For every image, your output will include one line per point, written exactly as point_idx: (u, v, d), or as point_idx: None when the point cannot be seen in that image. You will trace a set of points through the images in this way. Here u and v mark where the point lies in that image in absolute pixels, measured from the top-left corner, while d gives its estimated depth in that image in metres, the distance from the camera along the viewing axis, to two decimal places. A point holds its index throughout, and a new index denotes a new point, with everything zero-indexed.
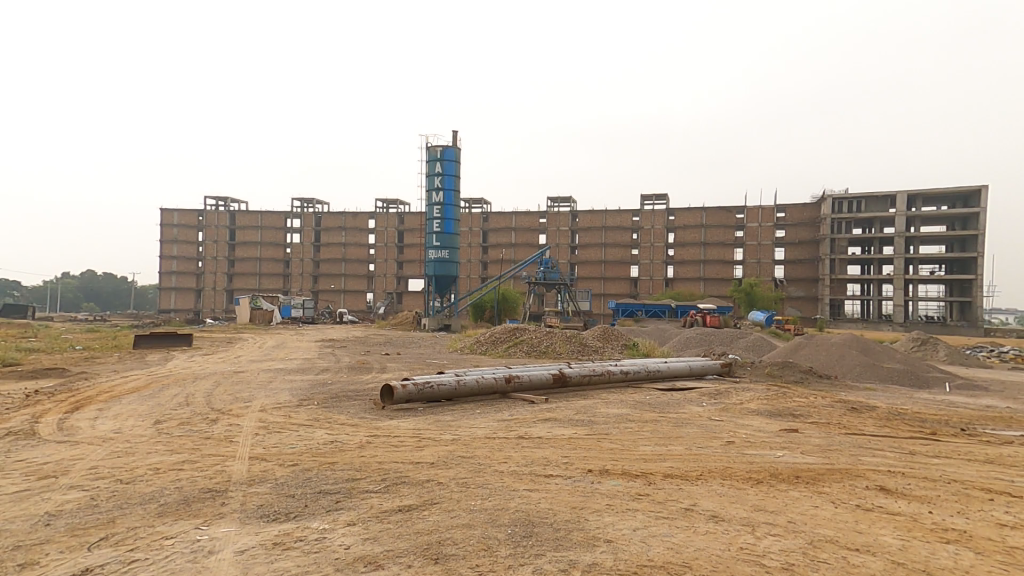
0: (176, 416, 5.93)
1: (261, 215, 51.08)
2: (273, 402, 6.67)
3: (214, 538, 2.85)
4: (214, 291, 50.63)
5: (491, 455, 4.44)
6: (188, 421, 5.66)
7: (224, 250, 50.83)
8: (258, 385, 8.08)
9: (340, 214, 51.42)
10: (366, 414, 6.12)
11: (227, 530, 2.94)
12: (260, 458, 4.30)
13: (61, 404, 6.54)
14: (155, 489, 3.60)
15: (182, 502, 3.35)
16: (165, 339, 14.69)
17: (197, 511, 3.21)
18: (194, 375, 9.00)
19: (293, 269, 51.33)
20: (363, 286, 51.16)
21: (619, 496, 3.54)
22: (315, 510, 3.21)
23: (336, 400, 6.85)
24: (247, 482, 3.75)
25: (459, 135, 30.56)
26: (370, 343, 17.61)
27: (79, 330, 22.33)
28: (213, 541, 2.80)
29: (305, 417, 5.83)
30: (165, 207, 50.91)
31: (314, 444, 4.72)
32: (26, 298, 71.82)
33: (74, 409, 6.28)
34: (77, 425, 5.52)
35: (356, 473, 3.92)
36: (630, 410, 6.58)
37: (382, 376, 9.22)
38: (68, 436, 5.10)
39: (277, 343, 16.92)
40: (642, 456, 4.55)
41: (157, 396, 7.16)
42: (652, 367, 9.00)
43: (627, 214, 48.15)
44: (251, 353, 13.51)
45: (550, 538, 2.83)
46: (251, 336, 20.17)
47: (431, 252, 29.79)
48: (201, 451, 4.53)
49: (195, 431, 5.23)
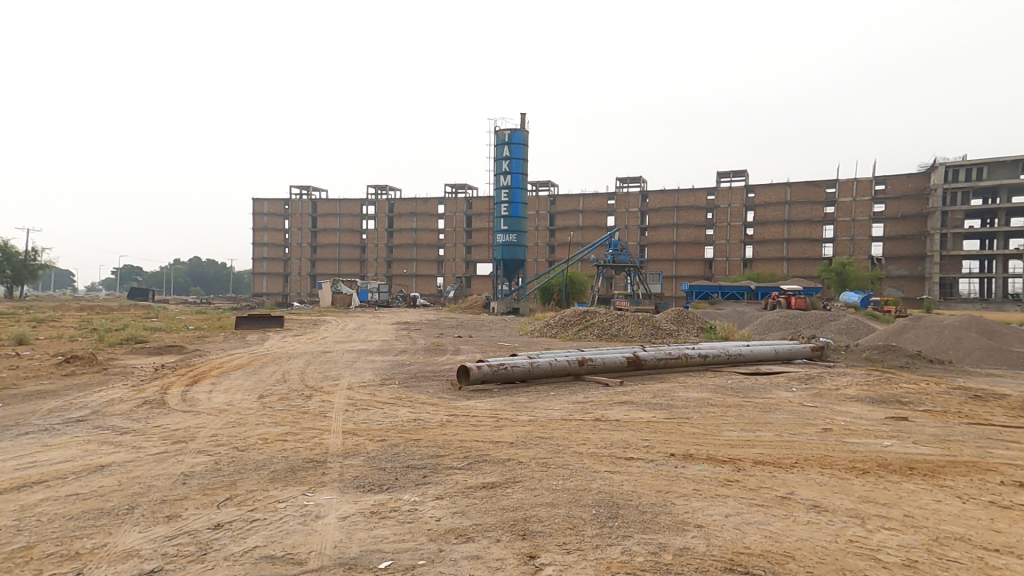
0: (277, 391, 6.42)
1: (340, 202, 53.68)
2: (358, 380, 7.07)
3: (320, 504, 3.07)
4: (299, 276, 53.81)
5: (569, 436, 4.47)
6: (287, 396, 6.11)
7: (307, 237, 53.90)
8: (349, 364, 8.68)
9: (412, 200, 52.97)
10: (444, 394, 6.32)
11: (330, 497, 3.15)
12: (352, 433, 4.57)
13: (182, 377, 7.29)
14: (265, 457, 3.92)
15: (288, 470, 3.63)
16: (261, 321, 15.94)
17: (302, 479, 3.46)
18: (288, 354, 9.69)
19: (369, 255, 53.61)
20: (434, 271, 52.61)
21: (707, 481, 3.45)
22: (405, 483, 3.37)
23: (415, 380, 7.12)
24: (343, 454, 4.00)
25: (526, 117, 30.58)
26: (442, 326, 18.19)
27: (188, 311, 24.62)
28: (319, 507, 3.02)
29: (389, 396, 6.11)
30: (255, 198, 54.49)
31: (399, 422, 4.93)
32: (145, 284, 80.02)
33: (192, 382, 6.98)
34: (196, 396, 6.13)
35: (440, 450, 4.06)
36: (711, 395, 6.39)
37: (457, 357, 9.49)
38: (191, 405, 5.66)
39: (357, 325, 17.90)
40: (731, 442, 4.40)
41: (258, 372, 7.79)
42: (734, 351, 8.66)
43: (701, 193, 46.17)
44: (335, 334, 14.35)
45: (637, 520, 2.82)
46: (333, 319, 21.40)
47: (499, 236, 29.99)
48: (300, 424, 4.88)
49: (293, 406, 5.62)
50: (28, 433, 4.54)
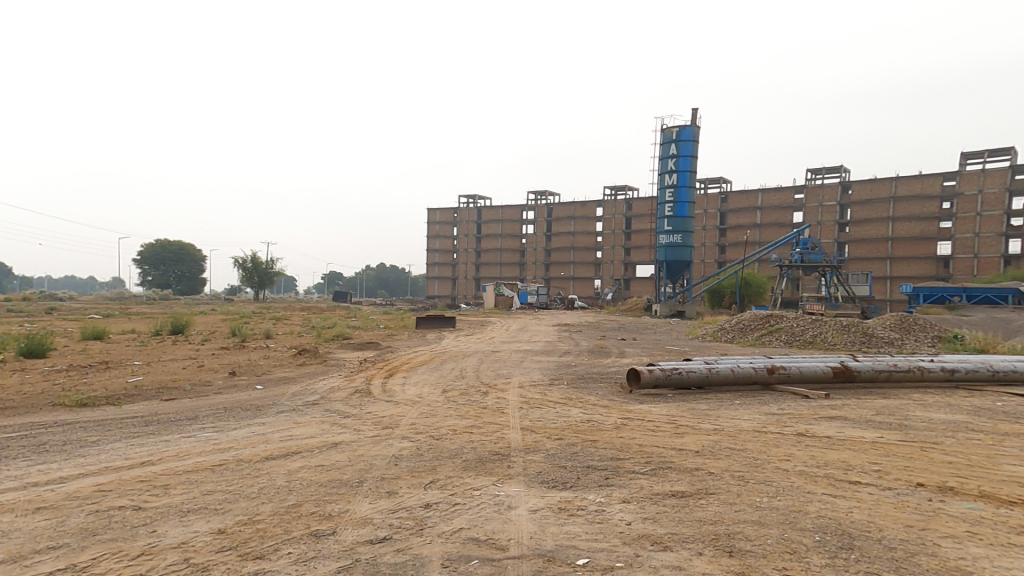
0: (458, 386, 6.85)
1: (502, 209, 56.60)
2: (528, 379, 7.26)
3: (510, 495, 3.12)
4: (465, 279, 57.84)
5: (769, 450, 3.97)
6: (467, 392, 6.46)
7: (472, 243, 57.77)
8: (518, 364, 8.98)
9: (570, 204, 53.76)
10: (615, 397, 6.13)
11: (518, 490, 3.19)
12: (530, 430, 4.62)
13: (379, 370, 8.21)
14: (457, 447, 4.15)
15: (478, 461, 3.78)
16: (437, 321, 17.38)
17: (491, 470, 3.57)
18: (463, 353, 10.35)
19: (528, 259, 55.55)
20: (592, 273, 52.59)
21: (987, 524, 2.75)
22: (588, 483, 3.27)
23: (583, 381, 7.05)
24: (524, 449, 4.05)
25: (698, 113, 29.11)
26: (605, 328, 17.98)
27: (378, 312, 28.03)
28: (510, 498, 3.07)
29: (559, 395, 6.13)
30: (430, 208, 60.06)
31: (573, 422, 4.88)
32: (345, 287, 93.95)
33: (388, 374, 7.82)
34: (393, 388, 6.83)
35: (618, 452, 3.90)
36: (967, 418, 5.19)
37: (623, 360, 9.22)
38: (390, 396, 6.32)
39: (521, 327, 18.58)
40: (1013, 479, 3.48)
41: (440, 368, 8.44)
42: (991, 367, 7.02)
43: (937, 178, 39.31)
44: (501, 334, 15.03)
45: (881, 556, 2.35)
46: (498, 320, 22.56)
47: (662, 237, 28.85)
48: (482, 418, 5.09)
49: (473, 401, 5.92)
50: (284, 410, 6.00)
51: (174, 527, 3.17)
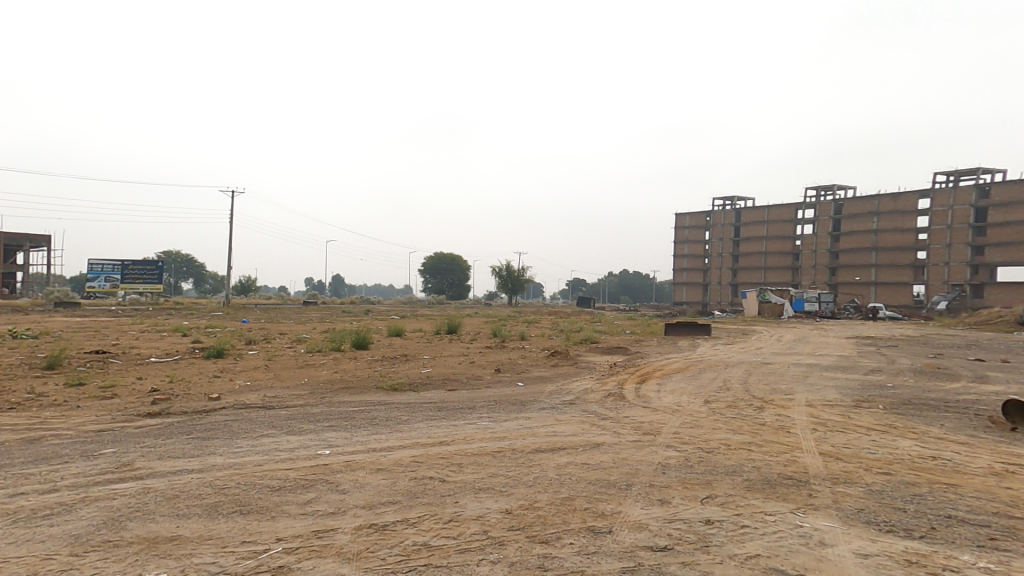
0: (722, 398, 6.57)
1: (770, 209, 52.41)
2: (820, 399, 6.54)
3: (821, 529, 3.13)
4: (720, 285, 56.03)
5: None
6: (735, 405, 6.18)
7: (728, 247, 55.45)
8: (792, 379, 8.03)
9: (874, 196, 45.39)
10: (979, 434, 5.17)
11: (832, 525, 3.17)
12: (833, 456, 4.41)
13: (631, 375, 8.36)
14: (738, 464, 4.26)
15: (770, 483, 3.82)
16: (690, 328, 16.92)
17: (788, 496, 3.59)
18: (725, 362, 9.79)
19: (803, 261, 49.93)
20: (909, 278, 43.75)
21: None
22: (943, 537, 3.03)
23: (908, 408, 6.17)
24: (830, 479, 3.91)
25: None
26: (913, 344, 15.00)
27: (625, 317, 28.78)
28: (822, 532, 3.08)
29: (867, 421, 5.51)
30: (678, 213, 59.94)
31: (903, 455, 4.47)
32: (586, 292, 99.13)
33: (639, 380, 7.92)
34: (646, 394, 6.95)
35: (1000, 506, 3.43)
36: None
37: (970, 385, 7.69)
38: (645, 403, 6.45)
39: (795, 337, 16.57)
40: None
41: (698, 377, 8.19)
42: None
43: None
44: (773, 345, 13.84)
45: None
46: (761, 328, 20.83)
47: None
48: (762, 435, 4.99)
49: (747, 416, 5.68)
50: (545, 406, 6.98)
51: (473, 500, 4.18)
